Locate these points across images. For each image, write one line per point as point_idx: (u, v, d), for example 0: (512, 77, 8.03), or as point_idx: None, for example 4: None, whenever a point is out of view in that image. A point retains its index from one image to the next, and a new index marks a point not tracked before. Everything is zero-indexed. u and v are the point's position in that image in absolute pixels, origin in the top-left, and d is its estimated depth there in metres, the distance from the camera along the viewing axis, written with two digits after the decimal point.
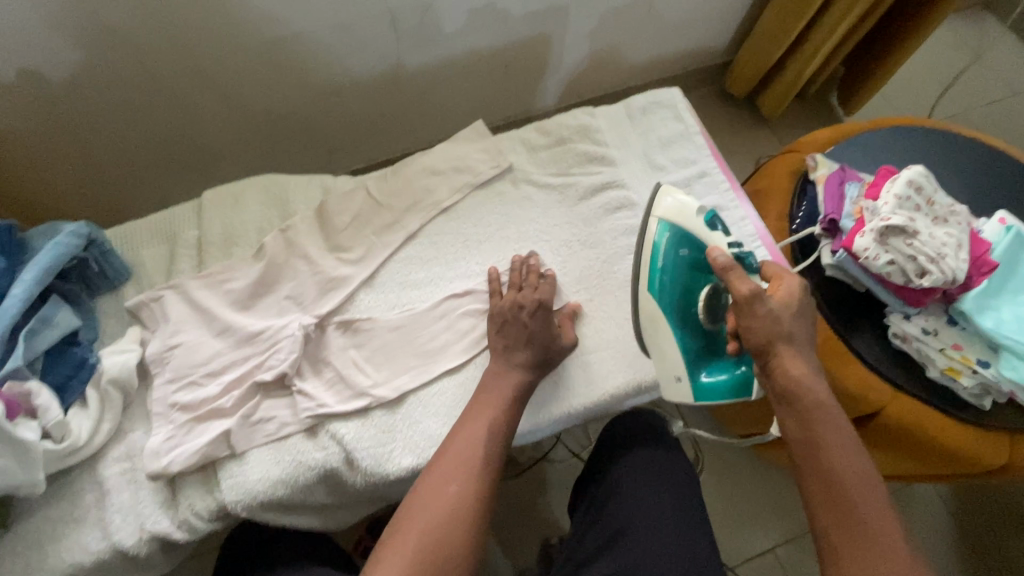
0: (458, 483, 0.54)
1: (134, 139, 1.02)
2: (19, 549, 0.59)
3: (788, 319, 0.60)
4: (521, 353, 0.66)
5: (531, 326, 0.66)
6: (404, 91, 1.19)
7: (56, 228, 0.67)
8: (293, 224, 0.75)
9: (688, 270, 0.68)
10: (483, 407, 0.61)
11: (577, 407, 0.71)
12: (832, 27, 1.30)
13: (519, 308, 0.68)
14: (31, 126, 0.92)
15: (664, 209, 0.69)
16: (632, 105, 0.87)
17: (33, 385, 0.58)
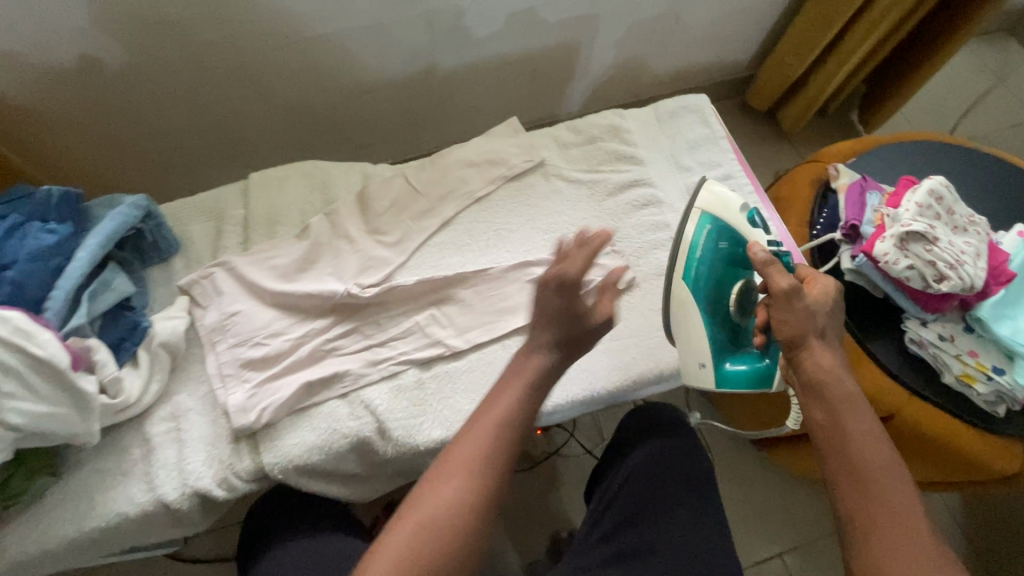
0: (462, 485, 0.50)
1: (179, 125, 1.06)
2: (70, 497, 0.63)
3: (819, 316, 0.63)
4: (540, 336, 0.58)
5: (565, 302, 0.58)
6: (436, 91, 1.23)
7: (117, 200, 0.71)
8: (336, 208, 0.80)
9: (724, 263, 0.71)
10: (497, 402, 0.55)
11: (596, 391, 0.73)
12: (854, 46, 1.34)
13: (552, 284, 0.57)
14: (87, 109, 0.97)
15: (706, 204, 0.72)
16: (661, 109, 0.91)
17: (92, 342, 0.62)
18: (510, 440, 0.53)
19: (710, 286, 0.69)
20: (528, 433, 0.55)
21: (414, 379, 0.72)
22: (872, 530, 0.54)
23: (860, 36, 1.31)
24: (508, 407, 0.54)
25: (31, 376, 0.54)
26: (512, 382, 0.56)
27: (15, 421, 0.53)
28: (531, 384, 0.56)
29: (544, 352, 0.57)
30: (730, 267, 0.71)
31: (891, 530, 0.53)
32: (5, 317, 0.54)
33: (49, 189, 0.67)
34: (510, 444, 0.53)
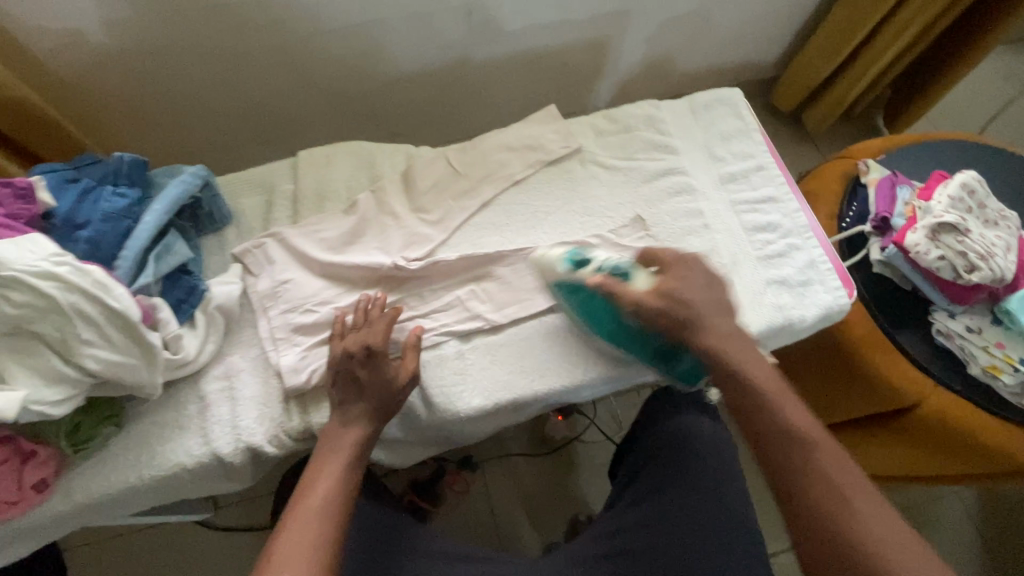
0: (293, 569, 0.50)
1: (219, 105, 1.09)
2: (132, 446, 0.67)
3: (692, 298, 0.65)
4: (356, 404, 0.64)
5: (365, 372, 0.65)
6: (469, 83, 1.26)
7: (178, 170, 0.75)
8: (382, 185, 0.84)
9: (598, 305, 0.70)
10: (319, 479, 0.58)
11: (587, 379, 0.75)
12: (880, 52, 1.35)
13: (350, 356, 0.65)
14: (131, 84, 1.00)
15: (551, 272, 0.72)
16: (696, 100, 0.93)
17: (157, 301, 0.65)
18: (343, 505, 0.57)
19: (609, 329, 0.71)
20: (355, 500, 0.59)
21: (455, 350, 0.75)
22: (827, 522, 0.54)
23: (886, 42, 1.32)
24: (326, 487, 0.58)
25: (107, 327, 0.58)
26: (331, 460, 0.60)
27: (92, 366, 0.57)
28: (350, 449, 0.61)
29: (363, 422, 0.63)
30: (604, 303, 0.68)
31: (841, 519, 0.54)
32: (85, 270, 0.57)
33: (119, 154, 0.70)
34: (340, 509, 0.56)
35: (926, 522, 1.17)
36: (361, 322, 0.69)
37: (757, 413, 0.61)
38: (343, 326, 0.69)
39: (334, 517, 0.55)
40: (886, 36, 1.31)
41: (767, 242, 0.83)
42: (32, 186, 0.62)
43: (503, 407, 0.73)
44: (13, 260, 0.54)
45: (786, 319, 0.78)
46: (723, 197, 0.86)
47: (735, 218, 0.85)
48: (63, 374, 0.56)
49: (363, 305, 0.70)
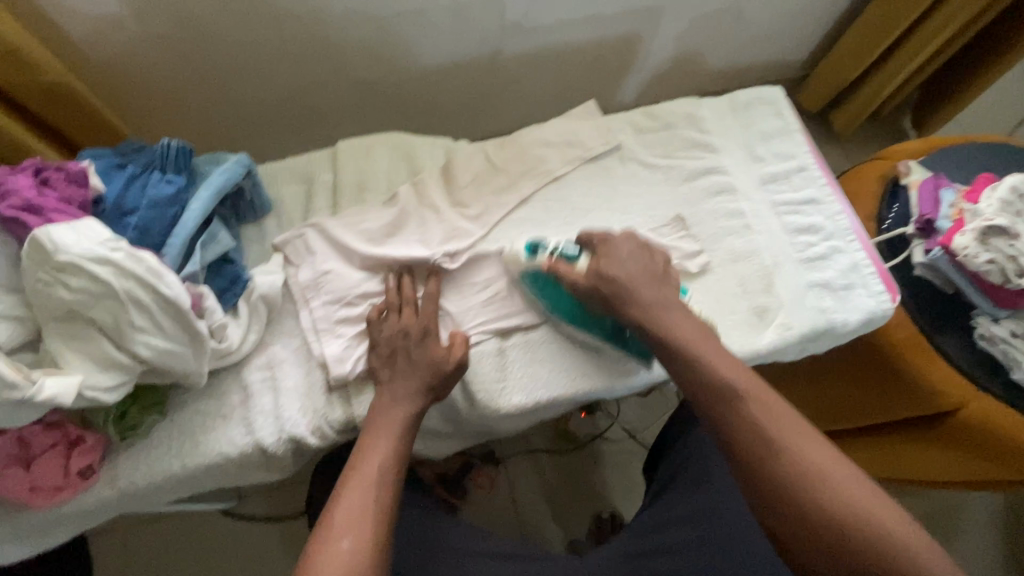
0: (353, 539, 0.52)
1: (251, 99, 1.07)
2: (176, 435, 0.67)
3: (619, 274, 0.67)
4: (409, 381, 0.65)
5: (414, 354, 0.67)
6: (500, 77, 1.23)
7: (222, 158, 0.75)
8: (422, 178, 0.83)
9: (558, 291, 0.73)
10: (373, 452, 0.59)
11: (564, 394, 0.73)
12: (911, 55, 1.33)
13: (406, 335, 0.68)
14: (168, 79, 0.98)
15: (515, 265, 0.73)
16: (736, 99, 0.92)
17: (203, 289, 0.65)
18: (393, 475, 0.58)
19: (565, 313, 0.73)
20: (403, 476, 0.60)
21: (495, 345, 0.74)
22: (793, 501, 0.53)
23: (920, 43, 1.29)
24: (379, 464, 0.58)
25: (159, 314, 0.57)
26: (380, 438, 0.61)
27: (144, 353, 0.57)
28: (401, 422, 0.62)
29: (412, 400, 0.64)
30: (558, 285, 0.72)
31: (806, 494, 0.53)
32: (139, 256, 0.56)
33: (167, 138, 0.69)
34: (391, 482, 0.58)
35: (953, 528, 1.16)
36: (394, 304, 0.71)
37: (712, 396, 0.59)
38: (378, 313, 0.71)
39: (385, 486, 0.57)
40: (921, 34, 1.28)
41: (808, 244, 0.82)
42: (86, 171, 0.62)
43: (543, 403, 0.72)
44: (69, 245, 0.53)
45: (828, 322, 0.77)
46: (764, 197, 0.85)
47: (777, 219, 0.84)
48: (116, 361, 0.56)
49: (393, 288, 0.73)
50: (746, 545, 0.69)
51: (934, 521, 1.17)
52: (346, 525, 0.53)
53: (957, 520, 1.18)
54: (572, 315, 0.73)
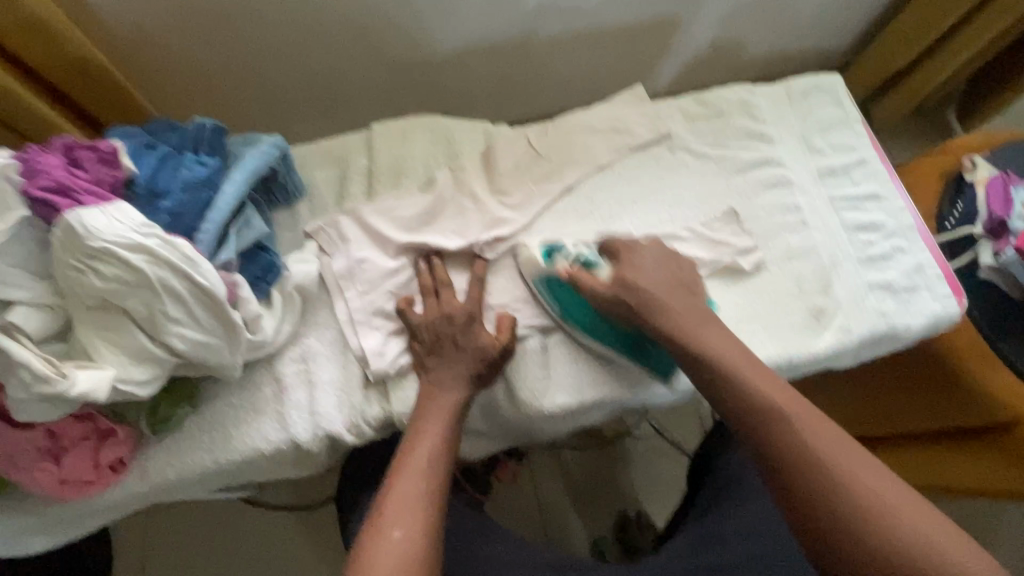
0: (405, 528, 0.50)
1: (277, 79, 1.02)
2: (208, 429, 0.64)
3: (646, 283, 0.64)
4: (454, 368, 0.63)
5: (460, 342, 0.64)
6: (534, 62, 1.14)
7: (256, 139, 0.71)
8: (461, 164, 0.79)
9: (573, 297, 0.69)
10: (419, 441, 0.57)
11: (607, 396, 0.69)
12: (950, 56, 1.17)
13: (449, 321, 0.65)
14: (193, 56, 0.93)
15: (530, 271, 0.71)
16: (793, 87, 0.87)
17: (238, 277, 0.61)
18: (442, 461, 0.57)
19: (583, 322, 0.69)
20: (452, 469, 0.58)
21: (537, 341, 0.70)
22: (803, 482, 0.50)
23: (961, 46, 1.14)
24: (431, 451, 0.57)
25: (194, 304, 0.54)
26: (428, 427, 0.59)
27: (178, 345, 0.54)
28: (450, 412, 0.61)
29: (460, 386, 0.62)
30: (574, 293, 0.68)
31: (814, 473, 0.50)
32: (173, 243, 0.53)
33: (202, 120, 0.68)
34: (441, 469, 0.56)
35: (988, 537, 1.13)
36: (430, 288, 0.69)
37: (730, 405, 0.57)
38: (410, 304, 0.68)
39: (435, 481, 0.55)
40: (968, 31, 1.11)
41: (869, 243, 0.78)
42: (117, 150, 0.59)
43: (587, 405, 0.69)
44: (102, 229, 0.50)
45: (889, 326, 0.73)
46: (822, 192, 0.80)
47: (835, 216, 0.79)
48: (152, 353, 0.53)
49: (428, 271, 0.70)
50: (801, 567, 0.64)
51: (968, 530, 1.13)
52: (401, 503, 0.52)
53: (996, 530, 1.14)
54: (589, 325, 0.69)
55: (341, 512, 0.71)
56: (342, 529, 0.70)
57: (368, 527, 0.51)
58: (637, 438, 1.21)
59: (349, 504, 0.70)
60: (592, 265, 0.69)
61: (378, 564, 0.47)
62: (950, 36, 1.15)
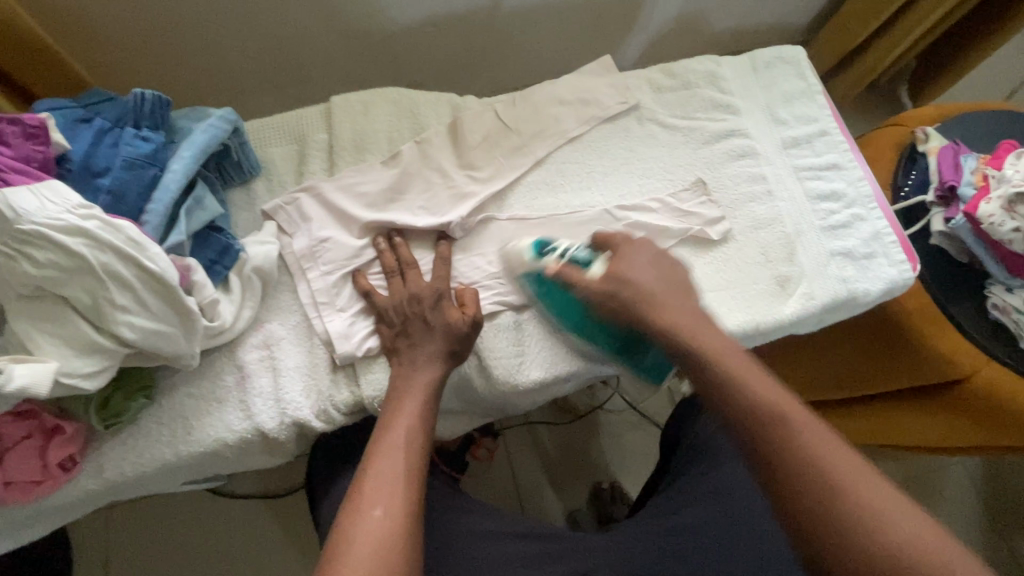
0: (386, 506, 0.49)
1: (225, 49, 0.95)
2: (167, 421, 0.61)
3: (638, 281, 0.59)
4: (427, 346, 0.61)
5: (427, 319, 0.62)
6: (498, 35, 1.08)
7: (204, 113, 0.66)
8: (427, 136, 0.76)
9: (564, 300, 0.64)
10: (397, 418, 0.57)
11: (576, 367, 0.69)
12: (909, 29, 1.16)
13: (416, 300, 0.63)
14: (132, 24, 0.86)
15: (518, 262, 0.66)
16: (758, 58, 0.87)
17: (191, 261, 0.58)
18: (421, 444, 0.55)
19: (574, 325, 0.66)
20: (431, 448, 0.56)
21: (510, 317, 0.69)
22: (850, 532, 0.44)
23: (920, 16, 1.13)
24: (408, 432, 0.55)
25: (143, 290, 0.50)
26: (405, 403, 0.58)
27: (128, 336, 0.50)
28: (427, 393, 0.59)
29: (434, 364, 0.61)
30: (568, 293, 0.63)
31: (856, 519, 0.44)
32: (116, 225, 0.49)
33: (139, 90, 0.61)
34: (420, 451, 0.55)
35: (934, 490, 1.21)
36: (393, 267, 0.67)
37: (727, 404, 0.51)
38: (366, 282, 0.66)
39: (415, 464, 0.53)
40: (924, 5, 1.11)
41: (830, 212, 0.79)
42: (45, 125, 0.53)
43: (563, 377, 0.69)
44: (33, 212, 0.46)
45: (850, 292, 0.75)
46: (787, 162, 0.82)
47: (799, 185, 0.80)
48: (96, 344, 0.49)
49: (390, 247, 0.68)
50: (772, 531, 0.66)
51: (916, 484, 1.21)
52: (379, 489, 0.50)
53: (942, 483, 1.22)
54: (580, 328, 0.65)
55: (313, 498, 0.70)
56: (313, 517, 0.69)
57: (344, 514, 0.49)
58: (610, 412, 1.22)
59: (320, 490, 0.69)
60: (586, 264, 0.62)
61: (360, 542, 0.46)
62: (904, 12, 1.15)
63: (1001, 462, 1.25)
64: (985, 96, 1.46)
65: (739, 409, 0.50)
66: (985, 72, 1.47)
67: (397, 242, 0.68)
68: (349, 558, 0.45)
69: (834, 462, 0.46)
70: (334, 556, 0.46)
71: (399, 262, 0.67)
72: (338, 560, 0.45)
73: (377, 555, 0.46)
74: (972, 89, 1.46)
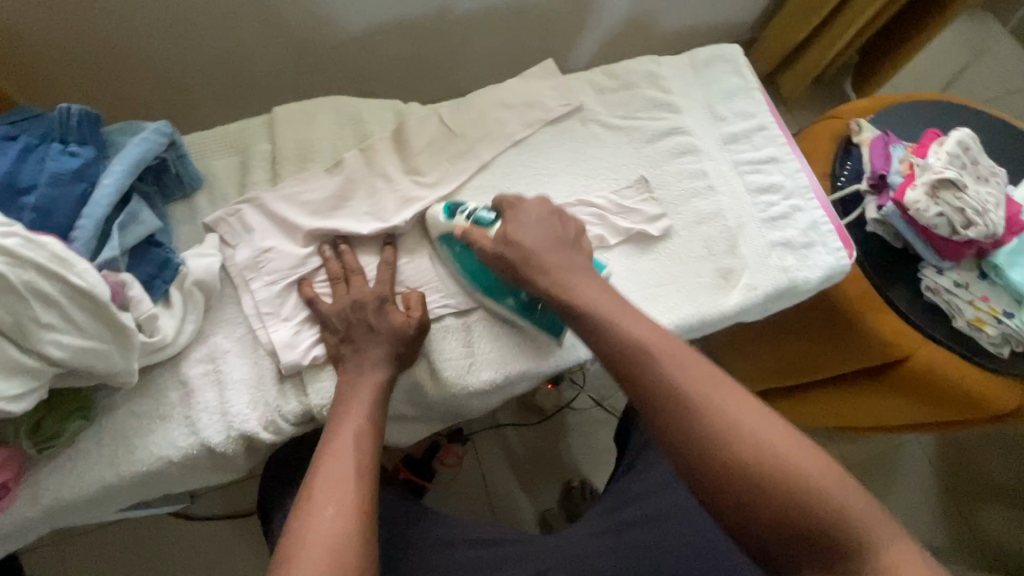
0: (336, 506, 0.49)
1: (167, 63, 0.93)
2: (107, 441, 0.60)
3: (526, 240, 0.64)
4: (374, 350, 0.61)
5: (373, 323, 0.63)
6: (446, 40, 1.08)
7: (139, 127, 0.66)
8: (371, 144, 0.76)
9: (471, 261, 0.69)
10: (345, 420, 0.57)
11: (545, 366, 0.70)
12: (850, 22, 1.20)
13: (361, 305, 0.64)
14: (64, 40, 0.84)
15: (433, 228, 0.71)
16: (696, 57, 0.90)
17: (126, 277, 0.57)
18: (371, 444, 0.56)
19: (482, 287, 0.69)
20: (381, 448, 0.57)
21: (458, 321, 0.70)
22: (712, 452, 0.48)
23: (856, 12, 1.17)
24: (356, 434, 0.56)
25: (71, 307, 0.50)
26: (353, 406, 0.58)
27: (56, 353, 0.49)
28: (376, 396, 0.59)
29: (382, 366, 0.61)
30: (472, 253, 0.69)
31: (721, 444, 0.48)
32: (39, 242, 0.48)
33: (65, 104, 0.60)
34: (370, 450, 0.55)
35: (891, 469, 1.25)
36: (339, 273, 0.67)
37: (694, 440, 0.48)
38: (312, 290, 0.66)
39: (364, 464, 0.53)
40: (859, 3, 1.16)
41: (770, 203, 0.82)
42: None
43: (514, 378, 0.69)
44: None
45: (790, 281, 0.78)
46: (726, 157, 0.84)
47: (738, 179, 0.83)
48: (21, 364, 0.48)
49: (337, 254, 0.68)
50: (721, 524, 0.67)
51: (874, 465, 1.25)
52: (329, 490, 0.51)
53: (898, 461, 1.26)
54: (485, 290, 0.69)
55: (266, 514, 0.69)
56: (267, 531, 0.68)
57: (294, 519, 0.49)
58: (577, 410, 1.23)
59: (273, 506, 0.68)
60: (486, 225, 0.68)
61: (310, 544, 0.46)
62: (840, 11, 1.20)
63: (951, 441, 1.30)
64: (923, 87, 1.52)
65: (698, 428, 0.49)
66: (921, 66, 1.54)
67: (342, 250, 0.68)
68: (299, 559, 0.45)
69: (735, 417, 0.49)
70: (283, 562, 0.46)
71: (344, 269, 0.67)
72: (289, 565, 0.45)
73: (328, 555, 0.46)
74: (911, 82, 1.51)
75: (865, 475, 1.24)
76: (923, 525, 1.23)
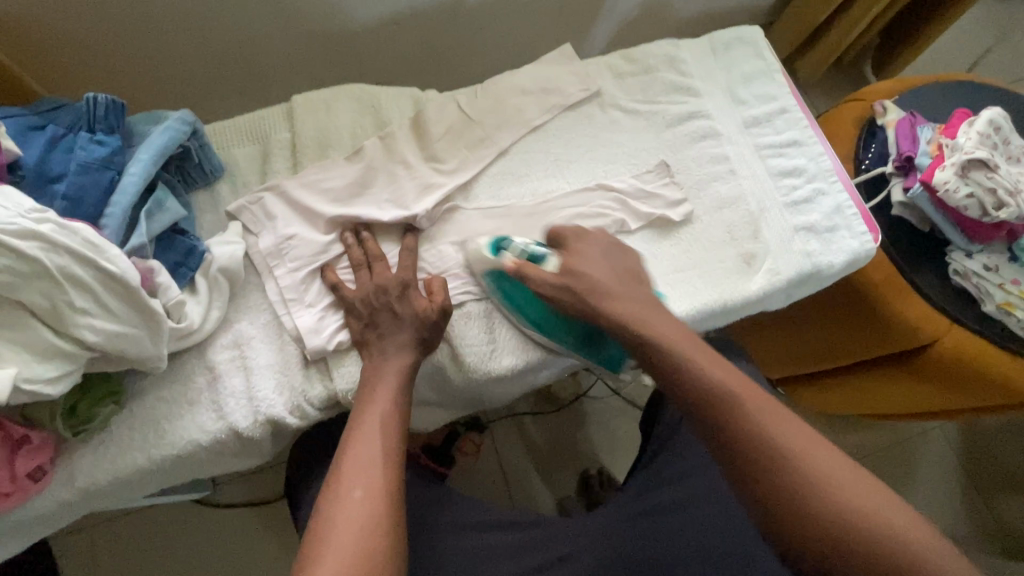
0: (365, 488, 0.50)
1: (186, 54, 0.94)
2: (138, 425, 0.61)
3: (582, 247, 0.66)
4: (397, 336, 0.62)
5: (396, 309, 0.63)
6: (462, 28, 1.08)
7: (162, 116, 0.66)
8: (391, 131, 0.76)
9: (523, 295, 0.67)
10: (371, 404, 0.57)
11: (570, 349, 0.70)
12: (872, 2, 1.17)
13: (384, 291, 0.64)
14: (87, 32, 0.85)
15: (477, 262, 0.68)
16: (716, 40, 0.88)
17: (153, 263, 0.57)
18: (396, 428, 0.56)
19: (537, 321, 0.68)
20: (407, 431, 0.57)
21: (480, 306, 0.70)
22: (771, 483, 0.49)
23: None
24: (383, 417, 0.56)
25: (102, 292, 0.50)
26: (378, 390, 0.58)
27: (90, 338, 0.50)
28: (400, 379, 0.60)
29: (406, 351, 0.61)
30: (523, 286, 0.66)
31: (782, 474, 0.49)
32: (72, 228, 0.49)
33: (92, 94, 0.61)
34: (396, 433, 0.56)
35: (912, 459, 1.24)
36: (362, 260, 0.67)
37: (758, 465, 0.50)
38: (335, 277, 0.66)
39: (391, 446, 0.54)
40: None
41: (793, 187, 0.81)
42: None
43: (536, 364, 0.70)
44: None
45: (814, 266, 0.77)
46: (748, 141, 0.83)
47: (761, 163, 0.82)
48: (58, 349, 0.49)
49: (359, 241, 0.68)
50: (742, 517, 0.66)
51: (895, 454, 1.24)
52: (357, 473, 0.51)
53: (920, 451, 1.25)
54: (542, 325, 0.68)
55: (292, 497, 0.70)
56: (294, 513, 0.69)
57: (324, 500, 0.50)
58: (594, 399, 1.23)
59: (299, 489, 0.69)
60: (542, 259, 0.66)
61: (341, 525, 0.47)
62: None
63: (975, 430, 1.28)
64: (946, 69, 1.49)
65: (761, 453, 0.50)
66: (944, 47, 1.50)
67: (363, 237, 0.68)
68: (331, 539, 0.46)
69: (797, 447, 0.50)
70: (315, 542, 0.47)
71: (366, 255, 0.67)
72: (321, 545, 0.46)
73: (359, 536, 0.47)
74: (934, 64, 1.48)
75: (886, 464, 1.23)
76: (946, 516, 1.21)
